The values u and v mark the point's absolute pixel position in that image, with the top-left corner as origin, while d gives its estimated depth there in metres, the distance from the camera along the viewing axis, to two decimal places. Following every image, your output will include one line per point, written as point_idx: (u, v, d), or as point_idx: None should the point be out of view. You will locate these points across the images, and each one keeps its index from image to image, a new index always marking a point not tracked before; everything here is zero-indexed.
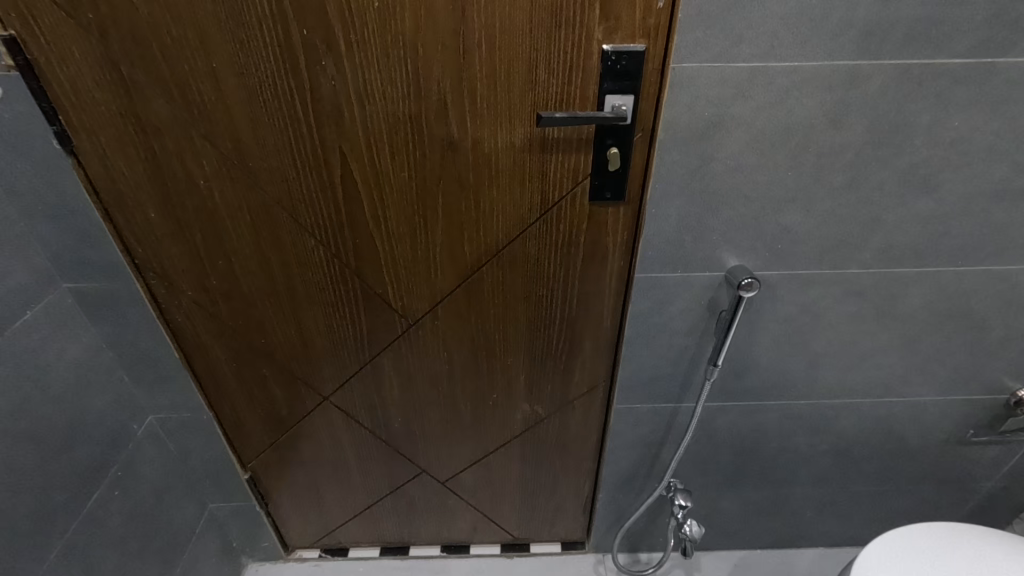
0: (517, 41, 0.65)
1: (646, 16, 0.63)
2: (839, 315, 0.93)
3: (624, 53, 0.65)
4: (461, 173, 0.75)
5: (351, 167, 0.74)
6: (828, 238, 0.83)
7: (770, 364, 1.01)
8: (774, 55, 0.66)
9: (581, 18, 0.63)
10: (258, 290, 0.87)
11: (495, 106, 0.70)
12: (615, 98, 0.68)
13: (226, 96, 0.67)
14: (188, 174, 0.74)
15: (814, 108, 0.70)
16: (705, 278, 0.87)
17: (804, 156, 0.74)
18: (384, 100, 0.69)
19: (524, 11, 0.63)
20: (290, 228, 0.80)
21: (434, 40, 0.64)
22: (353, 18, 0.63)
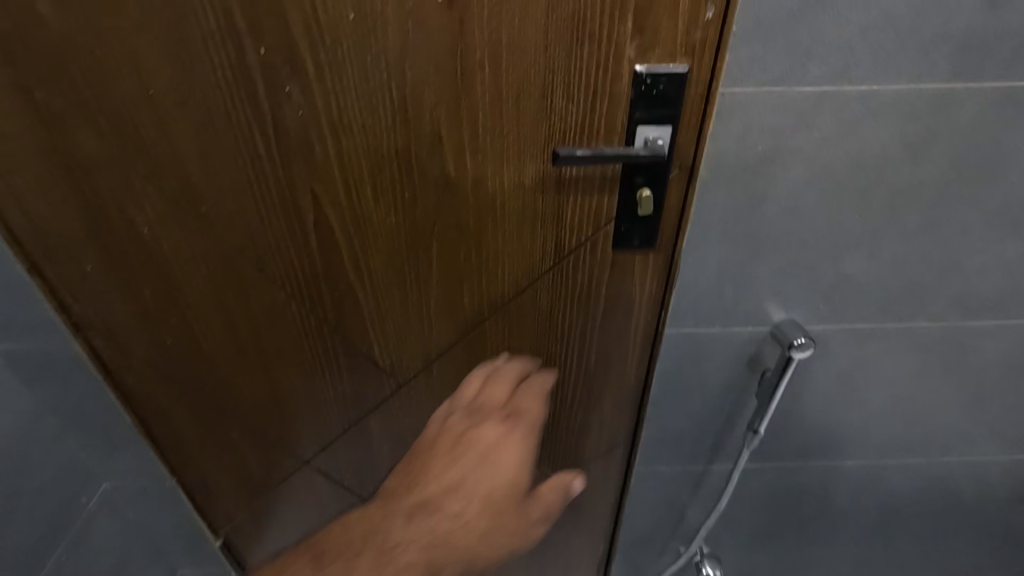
0: (529, 61, 0.52)
1: (691, 30, 0.50)
2: (899, 371, 0.80)
3: (661, 75, 0.52)
4: (460, 218, 0.62)
5: (326, 211, 0.61)
6: (895, 288, 0.70)
7: (815, 422, 0.87)
8: (848, 77, 0.53)
9: (610, 33, 0.50)
10: (221, 349, 0.74)
11: (501, 139, 0.57)
12: (649, 129, 0.55)
13: (168, 128, 0.55)
14: (129, 222, 0.61)
15: (893, 140, 0.57)
16: (746, 333, 0.74)
17: (875, 196, 0.61)
18: (364, 132, 0.56)
19: (539, 24, 0.50)
20: (255, 282, 0.67)
21: (425, 60, 0.52)
22: (323, 33, 0.50)
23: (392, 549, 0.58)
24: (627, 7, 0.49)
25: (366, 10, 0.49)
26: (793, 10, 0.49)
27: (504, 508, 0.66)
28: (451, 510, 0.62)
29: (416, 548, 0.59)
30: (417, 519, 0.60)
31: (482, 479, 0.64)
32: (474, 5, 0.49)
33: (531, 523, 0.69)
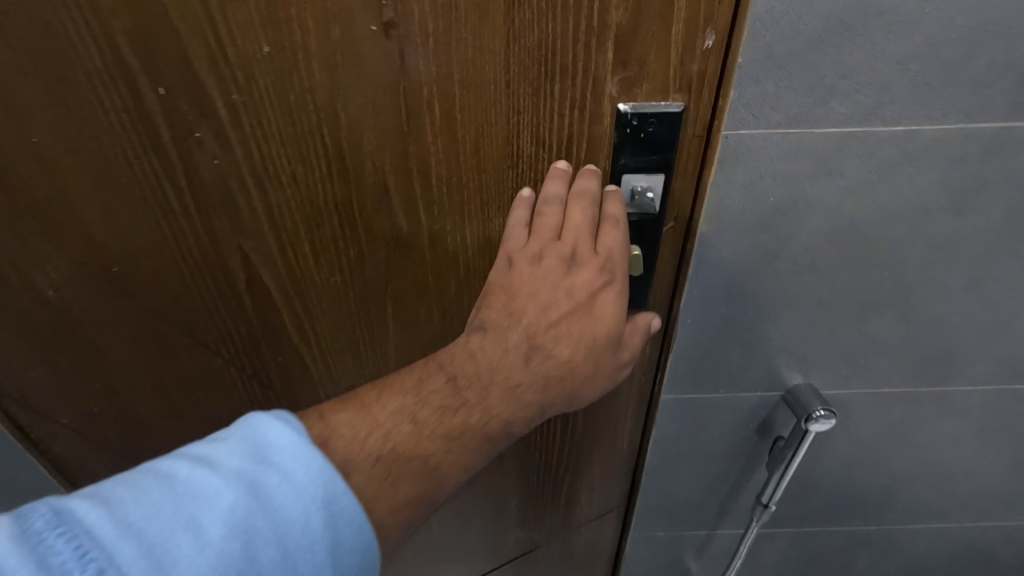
0: (488, 100, 0.43)
1: (686, 62, 0.40)
2: (931, 435, 0.70)
3: (650, 115, 0.43)
4: (417, 275, 0.54)
5: (259, 270, 0.52)
6: (930, 350, 0.59)
7: (833, 488, 0.77)
8: (881, 116, 0.43)
9: (586, 66, 0.41)
10: (155, 418, 0.65)
11: (459, 190, 0.48)
12: (635, 178, 0.46)
13: (61, 181, 0.46)
14: (30, 285, 0.52)
15: (932, 188, 0.47)
16: (755, 398, 0.64)
17: (909, 250, 0.51)
18: (296, 183, 0.47)
19: (498, 55, 0.41)
20: (186, 347, 0.58)
21: (362, 101, 0.43)
22: (235, 69, 0.41)
23: (513, 377, 0.46)
24: (607, 35, 0.40)
25: (285, 43, 0.40)
26: (816, 35, 0.39)
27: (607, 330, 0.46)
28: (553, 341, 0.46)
29: (441, 447, 0.45)
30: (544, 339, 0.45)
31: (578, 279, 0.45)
32: (417, 36, 0.40)
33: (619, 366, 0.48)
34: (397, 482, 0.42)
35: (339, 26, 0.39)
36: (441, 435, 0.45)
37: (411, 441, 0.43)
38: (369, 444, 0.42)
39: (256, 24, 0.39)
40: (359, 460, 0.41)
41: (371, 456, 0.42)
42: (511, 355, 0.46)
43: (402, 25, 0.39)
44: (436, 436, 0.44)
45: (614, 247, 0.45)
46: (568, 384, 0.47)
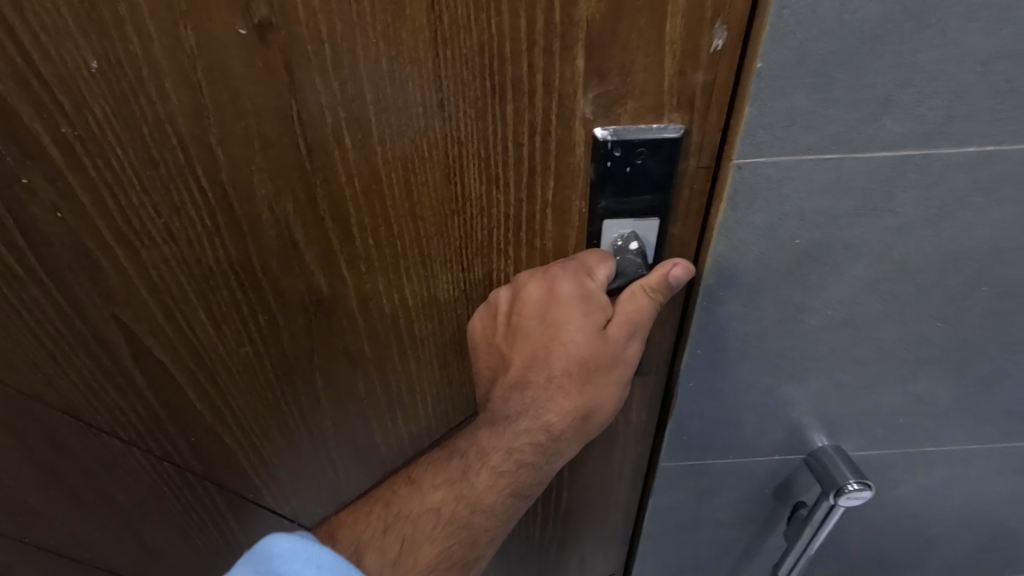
0: (409, 130, 0.35)
1: (688, 72, 0.31)
2: (976, 493, 0.59)
3: (637, 144, 0.34)
4: (346, 337, 0.48)
5: (166, 329, 0.47)
6: (983, 408, 0.49)
7: (864, 549, 0.66)
8: (946, 135, 0.31)
9: (547, 79, 0.32)
10: (83, 477, 0.59)
11: (383, 244, 0.41)
12: (617, 224, 0.38)
13: None
14: None
15: (1007, 225, 0.36)
16: (772, 462, 0.53)
17: (970, 300, 0.40)
18: (189, 237, 0.41)
19: (416, 71, 0.32)
20: (87, 406, 0.52)
21: (244, 132, 0.36)
22: (69, 98, 0.34)
23: (502, 422, 0.43)
24: (575, 37, 0.30)
25: (135, 53, 0.32)
26: (868, 26, 0.28)
27: (603, 364, 0.40)
28: (548, 386, 0.41)
29: (450, 498, 0.44)
30: (516, 403, 0.42)
31: (543, 337, 0.40)
32: (301, 43, 0.31)
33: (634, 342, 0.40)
34: (415, 546, 0.43)
35: (194, 32, 0.32)
36: (443, 483, 0.45)
37: (417, 501, 0.45)
38: (373, 521, 0.45)
39: (73, 28, 0.32)
40: (369, 539, 0.44)
41: (379, 529, 0.44)
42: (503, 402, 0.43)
43: (277, 25, 0.31)
44: (439, 488, 0.44)
45: (542, 298, 0.39)
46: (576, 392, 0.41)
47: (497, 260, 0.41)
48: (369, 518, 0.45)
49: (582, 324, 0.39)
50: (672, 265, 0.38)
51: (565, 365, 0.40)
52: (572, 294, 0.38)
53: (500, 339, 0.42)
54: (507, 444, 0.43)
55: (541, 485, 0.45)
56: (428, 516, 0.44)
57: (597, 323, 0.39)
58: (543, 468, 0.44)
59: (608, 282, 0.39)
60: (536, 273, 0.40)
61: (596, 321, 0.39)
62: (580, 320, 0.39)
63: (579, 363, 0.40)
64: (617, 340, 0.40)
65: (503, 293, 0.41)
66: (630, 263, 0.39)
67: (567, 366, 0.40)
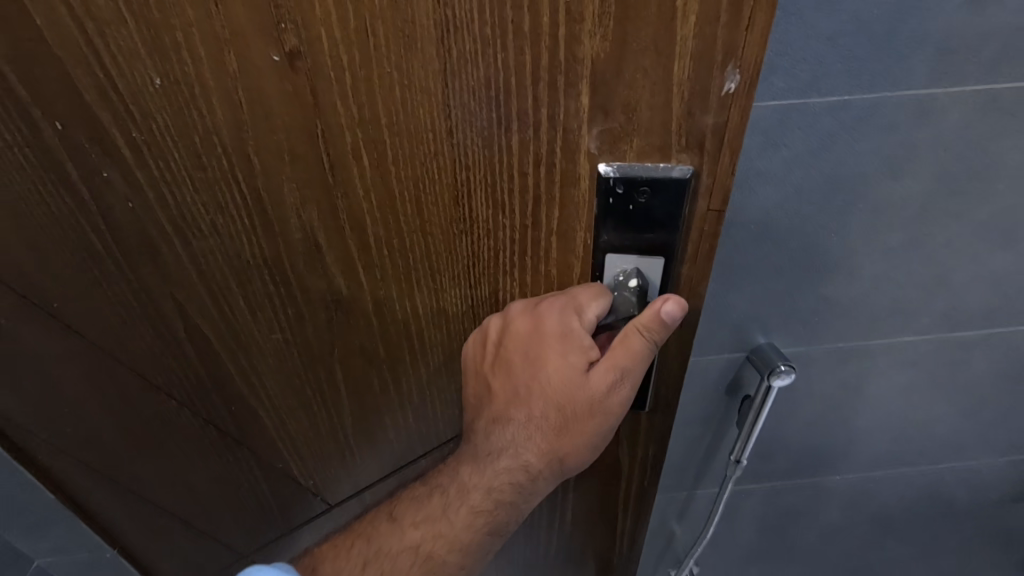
0: (420, 155, 0.38)
1: (696, 113, 0.33)
2: (885, 387, 0.74)
3: (641, 182, 0.37)
4: (363, 332, 0.54)
5: (206, 309, 0.54)
6: (877, 307, 0.64)
7: (802, 442, 0.82)
8: (817, 89, 0.46)
9: (551, 113, 0.34)
10: (148, 422, 0.70)
11: (395, 253, 0.46)
12: (619, 259, 0.42)
13: (24, 215, 0.49)
14: (26, 293, 0.57)
15: (869, 155, 0.50)
16: (723, 360, 0.68)
17: (853, 215, 0.55)
18: (226, 234, 0.47)
19: (428, 101, 0.35)
20: (150, 365, 0.62)
21: (276, 146, 0.40)
22: (133, 109, 0.40)
23: (484, 460, 0.52)
24: (579, 73, 0.33)
25: (189, 72, 0.37)
26: None
27: (574, 409, 0.48)
28: (530, 418, 0.49)
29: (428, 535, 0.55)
30: (498, 440, 0.51)
31: (528, 375, 0.48)
32: (324, 71, 0.35)
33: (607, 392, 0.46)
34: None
35: (238, 59, 0.36)
36: (421, 521, 0.55)
37: (396, 537, 0.56)
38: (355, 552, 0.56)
39: (145, 52, 0.36)
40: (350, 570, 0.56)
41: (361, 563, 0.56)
42: (494, 430, 0.52)
43: (306, 53, 0.35)
44: (418, 526, 0.55)
45: (529, 335, 0.46)
46: (550, 432, 0.49)
47: (503, 278, 0.45)
48: (350, 553, 0.57)
49: (562, 362, 0.46)
50: (664, 299, 0.41)
51: (547, 401, 0.48)
52: (554, 334, 0.45)
53: (495, 369, 0.50)
54: (487, 482, 0.52)
55: (515, 520, 0.55)
56: (408, 552, 0.55)
57: (579, 366, 0.46)
58: (520, 505, 0.54)
59: (594, 323, 0.44)
60: (528, 307, 0.45)
61: (574, 360, 0.46)
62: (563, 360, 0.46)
63: (554, 405, 0.48)
64: (599, 385, 0.46)
65: (494, 324, 0.48)
66: (625, 300, 0.43)
67: (544, 404, 0.48)
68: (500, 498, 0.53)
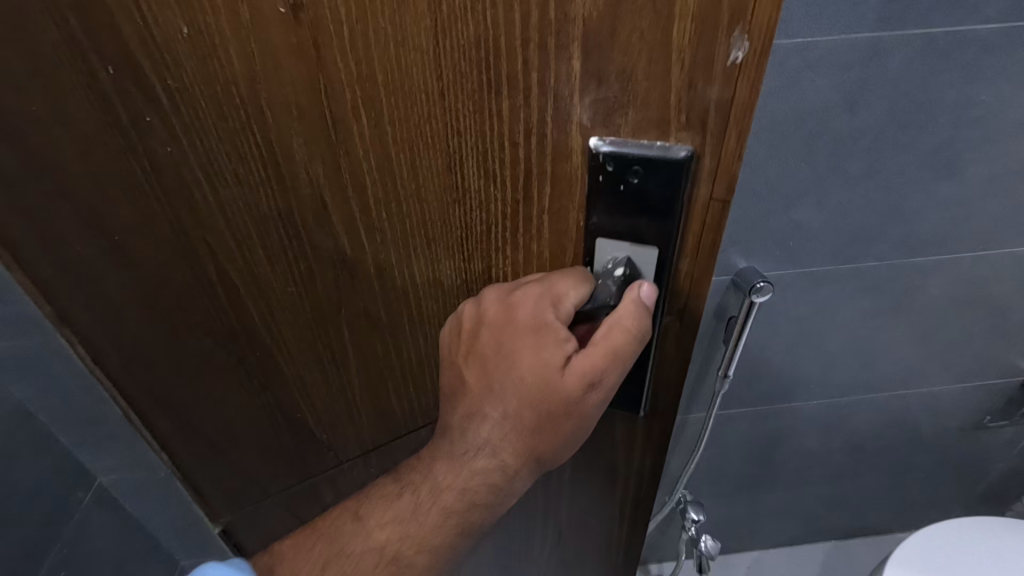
0: (419, 115, 0.41)
1: (699, 86, 0.36)
2: (853, 311, 0.86)
3: (633, 162, 0.40)
4: (367, 293, 0.57)
5: (224, 264, 0.56)
6: (842, 232, 0.75)
7: (782, 367, 0.93)
8: (784, 32, 0.57)
9: (542, 77, 0.37)
10: (175, 374, 0.73)
11: (397, 214, 0.48)
12: (611, 242, 0.46)
13: (49, 156, 0.50)
14: (58, 243, 0.58)
15: (830, 91, 0.61)
16: (711, 283, 0.79)
17: (818, 145, 0.66)
18: (243, 186, 0.49)
19: (428, 62, 0.38)
20: (176, 317, 0.64)
21: (285, 99, 0.42)
22: (160, 57, 0.41)
23: (460, 459, 0.54)
24: (570, 34, 0.35)
25: (201, 29, 0.39)
26: None
27: (544, 406, 0.50)
28: (505, 416, 0.52)
29: (395, 536, 0.58)
30: (472, 437, 0.53)
31: (500, 370, 0.51)
32: (327, 22, 0.37)
33: (573, 387, 0.49)
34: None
35: (250, 10, 0.37)
36: (389, 523, 0.58)
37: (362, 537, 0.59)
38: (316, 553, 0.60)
39: (171, 3, 0.38)
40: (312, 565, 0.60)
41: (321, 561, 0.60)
42: (467, 433, 0.54)
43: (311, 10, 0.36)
44: (385, 527, 0.58)
45: (503, 324, 0.50)
46: (520, 430, 0.52)
47: (494, 253, 0.49)
48: (315, 550, 0.61)
49: (536, 359, 0.49)
50: (639, 285, 0.46)
51: (522, 402, 0.51)
52: (526, 324, 0.48)
53: (471, 366, 0.53)
54: (462, 481, 0.55)
55: (489, 518, 0.57)
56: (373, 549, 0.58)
57: (555, 366, 0.49)
58: (493, 507, 0.56)
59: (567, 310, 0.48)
60: (503, 295, 0.49)
61: (546, 352, 0.49)
62: (539, 355, 0.49)
63: (525, 401, 0.50)
64: (574, 383, 0.49)
65: (469, 310, 0.52)
66: (604, 285, 0.48)
67: (517, 402, 0.51)
68: (473, 500, 0.55)
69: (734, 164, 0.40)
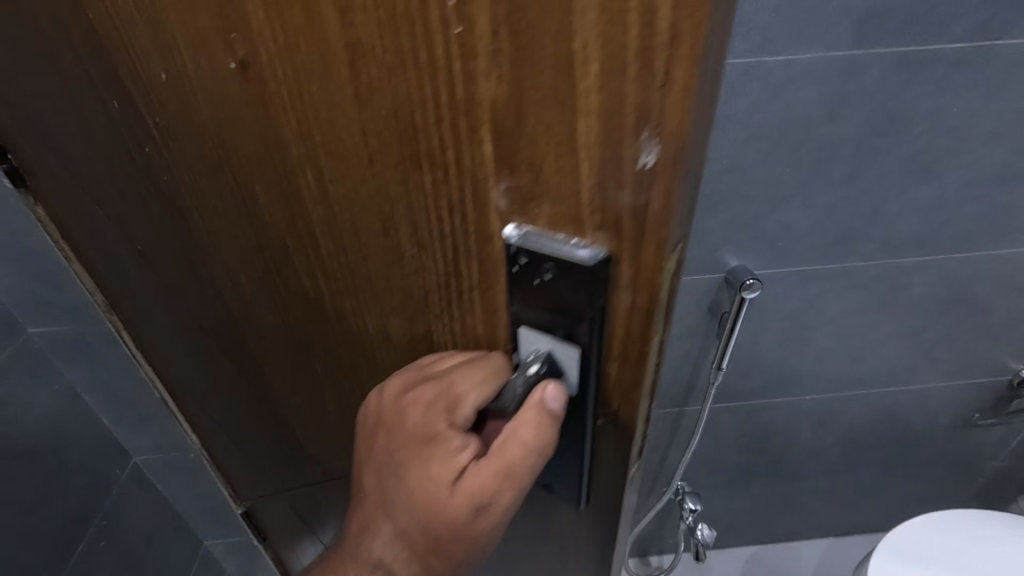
0: (358, 186, 0.31)
1: (608, 189, 0.25)
2: (841, 309, 0.90)
3: (542, 256, 0.29)
4: (341, 355, 0.48)
5: (222, 294, 0.50)
6: (828, 233, 0.80)
7: (775, 361, 0.98)
8: (768, 49, 0.63)
9: (459, 157, 0.27)
10: (202, 377, 0.72)
11: (356, 288, 0.39)
12: (532, 336, 0.34)
13: (83, 162, 0.48)
14: (107, 242, 0.58)
15: (812, 102, 0.67)
16: (705, 280, 0.84)
17: (803, 151, 0.71)
18: (224, 228, 0.42)
19: (359, 127, 0.28)
20: (194, 332, 0.61)
21: (236, 150, 0.34)
22: (145, 95, 0.35)
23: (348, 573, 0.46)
24: (479, 118, 0.25)
25: (176, 74, 0.32)
26: None
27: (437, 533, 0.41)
28: (397, 532, 0.43)
29: None
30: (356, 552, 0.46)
31: (389, 480, 0.43)
32: (266, 77, 0.28)
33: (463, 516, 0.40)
34: None
35: (192, 54, 0.30)
36: None
37: None
38: None
39: (139, 41, 0.32)
40: None
41: None
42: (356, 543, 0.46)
43: (259, 65, 0.28)
44: None
45: (398, 421, 0.41)
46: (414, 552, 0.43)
47: (441, 340, 0.38)
48: None
49: (423, 474, 0.40)
50: (545, 388, 0.35)
51: (411, 520, 0.42)
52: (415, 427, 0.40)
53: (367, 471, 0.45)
54: None
55: None
56: None
57: (442, 480, 0.40)
58: None
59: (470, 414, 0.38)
60: (396, 390, 0.41)
61: (435, 471, 0.40)
62: (427, 466, 0.40)
63: (415, 524, 0.42)
64: (461, 509, 0.40)
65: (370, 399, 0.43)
66: (513, 384, 0.36)
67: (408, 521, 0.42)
68: None
69: (659, 276, 0.28)
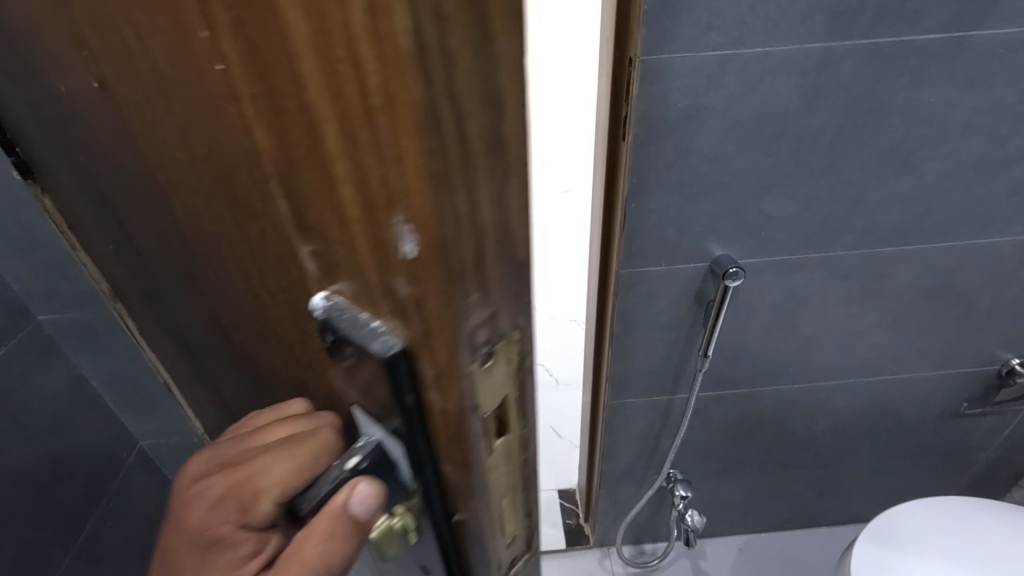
0: (209, 214, 0.29)
1: (386, 269, 0.22)
2: (826, 298, 0.92)
3: (345, 334, 0.27)
4: (255, 378, 0.46)
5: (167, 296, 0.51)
6: (809, 223, 0.82)
7: (761, 350, 0.99)
8: (744, 42, 0.65)
9: (262, 204, 0.25)
10: (180, 368, 0.75)
11: (241, 314, 0.37)
12: (364, 420, 0.31)
13: (57, 160, 0.50)
14: (93, 235, 0.61)
15: (789, 94, 0.69)
16: (690, 270, 0.86)
17: (781, 142, 0.73)
18: (146, 234, 0.42)
19: (190, 154, 0.26)
20: (165, 327, 0.63)
21: (129, 164, 0.34)
22: (63, 102, 0.36)
23: None
24: (264, 167, 0.22)
25: (73, 87, 0.32)
26: None
27: None
28: None
29: None
30: None
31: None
32: (120, 94, 0.27)
33: None
34: None
35: (73, 67, 0.30)
36: None
37: None
38: None
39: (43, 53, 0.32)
40: None
41: None
42: None
43: (110, 84, 0.27)
44: None
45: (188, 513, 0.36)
46: None
47: (314, 382, 0.36)
48: None
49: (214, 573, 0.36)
50: (353, 487, 0.31)
51: None
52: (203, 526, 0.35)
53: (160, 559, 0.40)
54: None
55: None
56: None
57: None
58: None
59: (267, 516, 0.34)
60: (208, 468, 0.37)
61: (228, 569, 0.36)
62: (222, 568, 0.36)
63: None
64: None
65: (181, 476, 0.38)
66: (326, 480, 0.32)
67: None
68: None
69: (462, 379, 0.26)
